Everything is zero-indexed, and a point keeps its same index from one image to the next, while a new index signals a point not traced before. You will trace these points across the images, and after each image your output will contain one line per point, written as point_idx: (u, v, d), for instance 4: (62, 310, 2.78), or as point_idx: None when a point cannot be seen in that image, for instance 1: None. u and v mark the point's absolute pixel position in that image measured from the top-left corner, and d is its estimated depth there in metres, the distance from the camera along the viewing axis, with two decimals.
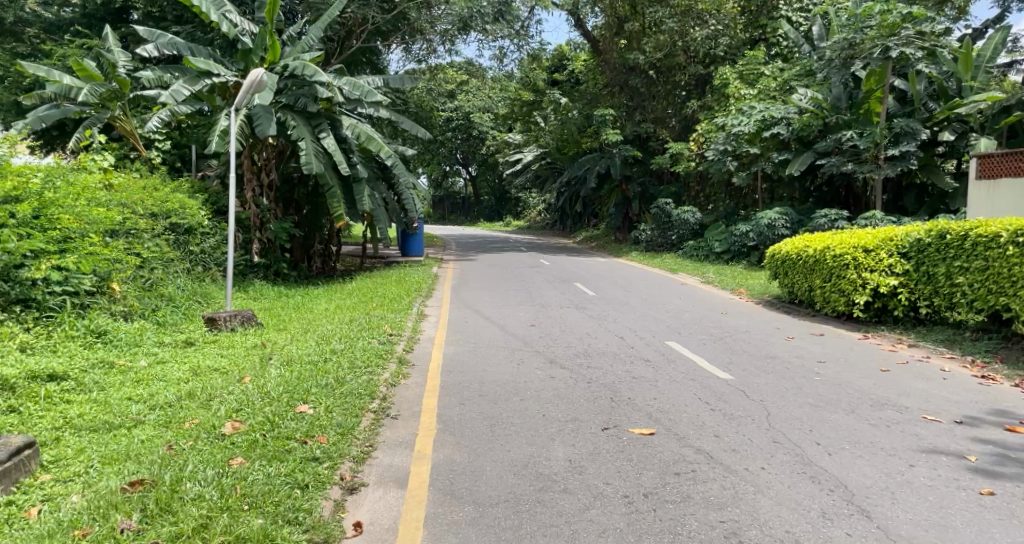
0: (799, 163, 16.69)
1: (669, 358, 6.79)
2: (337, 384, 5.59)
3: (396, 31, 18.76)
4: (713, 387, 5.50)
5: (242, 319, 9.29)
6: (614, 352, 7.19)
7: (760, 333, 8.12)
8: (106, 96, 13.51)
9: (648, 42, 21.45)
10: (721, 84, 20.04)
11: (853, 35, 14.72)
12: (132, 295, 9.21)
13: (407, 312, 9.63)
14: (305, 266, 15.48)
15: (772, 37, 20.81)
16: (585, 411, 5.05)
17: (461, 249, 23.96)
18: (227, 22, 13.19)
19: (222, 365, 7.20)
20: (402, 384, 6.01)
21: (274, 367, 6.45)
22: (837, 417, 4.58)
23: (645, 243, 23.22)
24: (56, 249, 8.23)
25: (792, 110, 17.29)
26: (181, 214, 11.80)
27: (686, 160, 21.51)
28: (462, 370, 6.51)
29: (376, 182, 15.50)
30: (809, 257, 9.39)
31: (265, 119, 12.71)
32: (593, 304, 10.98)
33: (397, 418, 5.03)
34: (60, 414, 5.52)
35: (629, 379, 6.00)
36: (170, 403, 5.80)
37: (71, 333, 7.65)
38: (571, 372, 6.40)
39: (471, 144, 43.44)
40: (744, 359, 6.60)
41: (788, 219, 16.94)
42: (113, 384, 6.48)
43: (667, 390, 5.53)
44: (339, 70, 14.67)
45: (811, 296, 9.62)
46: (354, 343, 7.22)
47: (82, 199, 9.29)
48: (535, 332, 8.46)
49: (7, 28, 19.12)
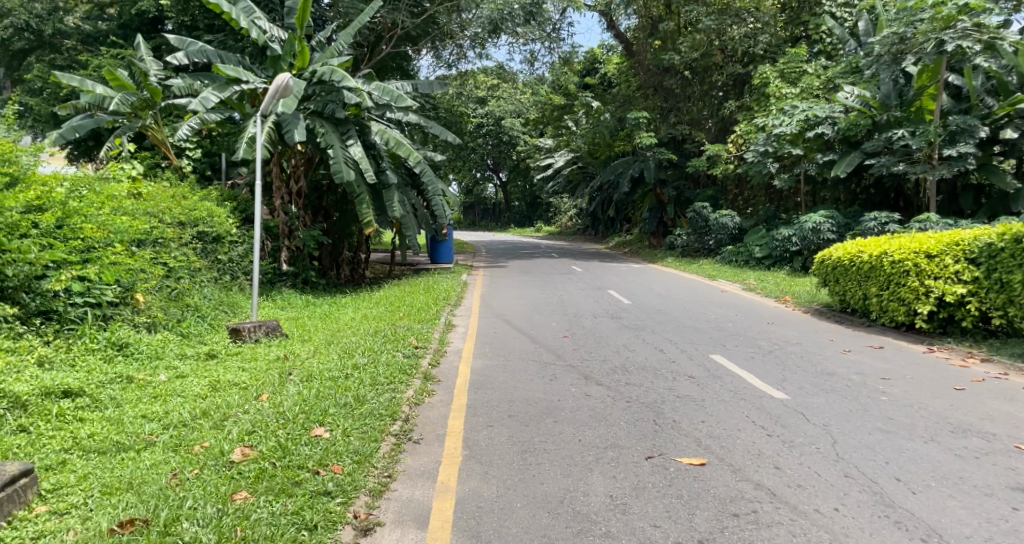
0: (845, 164, 16.18)
1: (715, 374, 6.29)
2: (358, 404, 5.22)
3: (425, 36, 18.54)
4: (768, 409, 5.00)
5: (267, 330, 8.99)
6: (654, 367, 6.70)
7: (812, 346, 7.56)
8: (137, 105, 13.41)
9: (684, 42, 20.84)
10: (760, 83, 19.41)
11: (904, 29, 14.09)
12: (156, 306, 8.94)
13: (435, 323, 9.27)
14: (333, 274, 15.24)
15: (813, 34, 20.13)
16: (625, 436, 4.60)
17: (493, 256, 23.60)
18: (256, 29, 12.96)
19: (243, 379, 6.89)
20: (425, 403, 5.61)
21: (293, 384, 6.09)
22: (915, 446, 4.08)
23: (681, 248, 22.62)
24: (79, 259, 7.96)
25: (838, 108, 16.84)
26: (209, 222, 11.61)
27: (724, 162, 20.86)
28: (490, 387, 6.08)
29: (405, 188, 15.23)
30: (864, 263, 8.81)
31: (293, 125, 12.48)
32: (628, 313, 10.49)
33: (419, 443, 4.63)
34: (71, 435, 5.21)
35: (673, 398, 5.52)
36: (185, 422, 5.48)
37: (91, 347, 7.38)
38: (607, 390, 5.93)
39: (502, 150, 43.14)
40: (800, 377, 6.08)
41: (834, 222, 16.21)
42: (130, 400, 6.18)
43: (715, 412, 5.03)
44: (368, 76, 14.42)
45: (865, 305, 9.03)
46: (378, 358, 6.85)
47: (107, 209, 9.12)
48: (568, 344, 8.01)
49: (45, 40, 19.16)
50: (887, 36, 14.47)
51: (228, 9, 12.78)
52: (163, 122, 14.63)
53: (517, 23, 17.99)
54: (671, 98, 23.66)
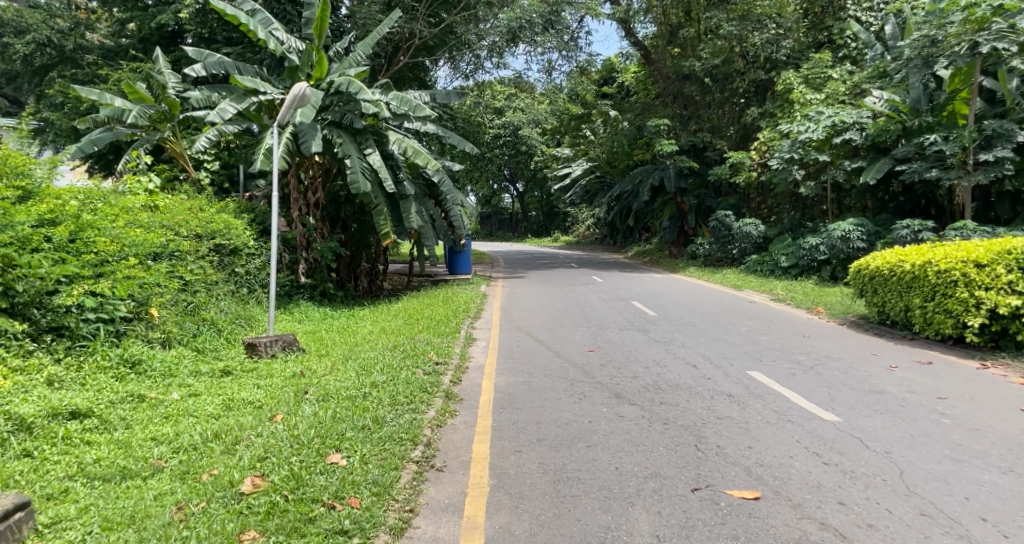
0: (875, 170, 15.70)
1: (756, 393, 5.96)
2: (376, 427, 4.90)
3: (442, 46, 18.36)
4: (820, 434, 4.75)
5: (283, 345, 8.73)
6: (689, 385, 6.36)
7: (856, 362, 7.21)
8: (155, 116, 13.49)
9: (705, 48, 20.56)
10: (784, 89, 19.03)
11: (937, 32, 13.70)
12: (171, 321, 8.68)
13: (455, 336, 8.97)
14: (351, 286, 14.99)
15: (838, 39, 19.60)
16: (666, 464, 4.29)
17: (512, 267, 23.29)
18: (274, 40, 12.80)
19: (258, 398, 6.61)
20: (448, 424, 5.29)
21: (308, 403, 5.79)
22: (994, 479, 3.92)
23: (703, 257, 22.19)
24: (91, 273, 7.69)
25: (865, 113, 16.45)
26: (226, 234, 11.41)
27: (747, 170, 20.42)
28: (516, 407, 5.74)
29: (424, 199, 14.99)
30: (906, 273, 8.58)
31: (310, 136, 12.29)
32: (655, 325, 10.11)
33: (443, 470, 4.32)
34: (76, 460, 4.93)
35: (714, 420, 5.20)
36: (196, 446, 5.19)
37: (102, 365, 7.11)
38: (641, 410, 5.59)
39: (519, 160, 42.88)
40: (848, 397, 5.78)
41: (864, 230, 15.72)
42: (141, 421, 5.93)
43: (763, 437, 4.72)
44: (387, 85, 14.23)
45: (907, 316, 8.75)
46: (398, 375, 6.52)
47: (121, 222, 8.92)
48: (595, 359, 7.65)
49: (67, 55, 19.07)
50: (917, 39, 14.11)
51: (246, 20, 12.65)
52: (181, 134, 14.47)
53: (535, 32, 17.76)
54: (690, 105, 23.32)
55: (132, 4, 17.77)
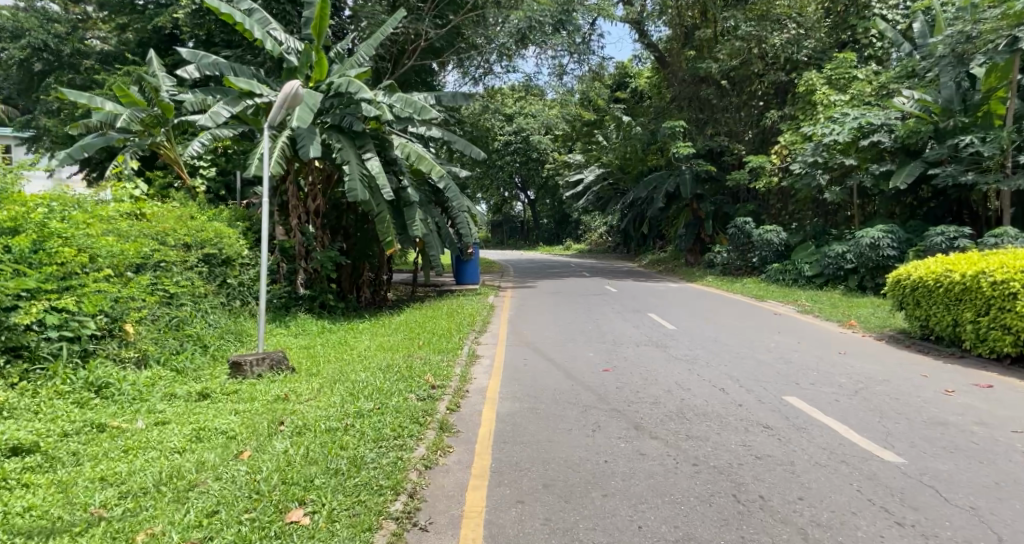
0: (905, 174, 14.84)
1: (799, 426, 5.20)
2: (352, 472, 4.15)
3: (450, 48, 17.67)
4: (883, 480, 4.01)
5: (272, 364, 7.98)
6: (719, 414, 5.58)
7: (906, 387, 6.44)
8: (147, 121, 12.54)
9: (722, 49, 19.71)
10: (805, 91, 18.19)
11: (970, 27, 13.06)
12: (149, 338, 7.99)
13: (456, 354, 8.21)
14: (353, 297, 14.24)
15: (862, 38, 18.74)
16: (702, 522, 3.58)
17: (522, 275, 22.48)
18: (270, 40, 12.16)
19: (233, 426, 5.90)
20: (440, 465, 4.51)
21: (281, 438, 5.04)
22: None
23: (721, 266, 21.35)
24: (54, 285, 6.98)
25: (894, 114, 15.61)
26: (216, 244, 10.69)
27: (768, 175, 19.54)
28: (520, 441, 4.95)
29: (429, 206, 14.30)
30: (954, 284, 7.91)
31: (307, 141, 11.62)
32: (676, 341, 9.27)
33: (427, 531, 3.61)
34: (2, 509, 4.20)
35: (752, 459, 4.45)
36: (146, 490, 4.45)
37: (61, 390, 6.38)
38: (665, 445, 4.84)
39: (530, 167, 42.16)
40: (907, 430, 5.04)
41: (894, 237, 14.83)
42: (94, 456, 5.23)
43: (816, 485, 3.97)
44: (390, 87, 13.58)
45: (956, 331, 8.04)
46: (388, 402, 5.75)
47: (95, 231, 8.26)
48: (611, 381, 6.84)
49: (65, 60, 18.37)
50: (951, 35, 13.48)
51: (241, 19, 11.98)
52: (176, 139, 13.82)
53: (546, 33, 17.10)
54: (707, 108, 22.39)
55: (130, 8, 17.19)
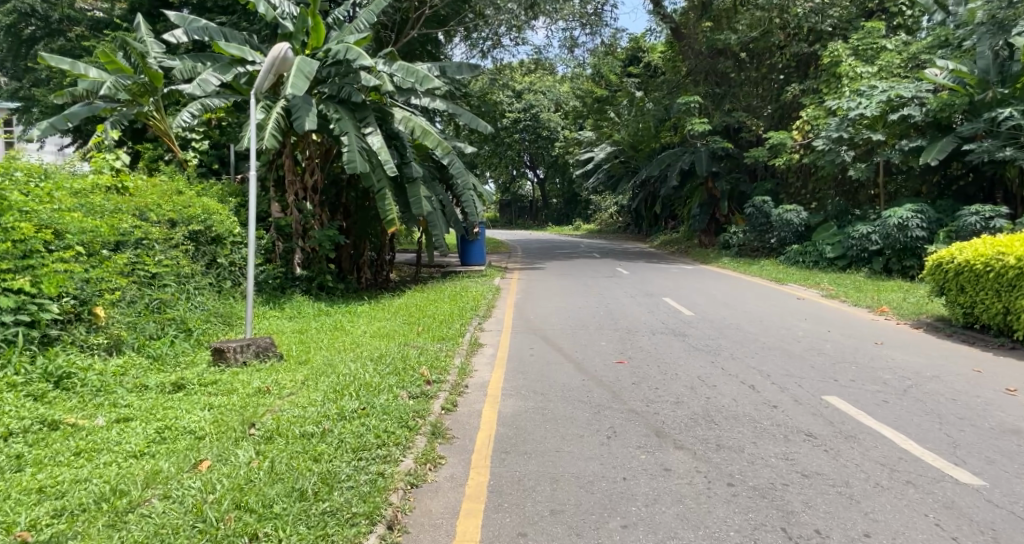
0: (937, 150, 13.94)
1: (848, 434, 4.51)
2: (322, 495, 3.48)
3: (455, 17, 16.75)
4: (968, 513, 3.40)
5: (257, 350, 7.31)
6: (752, 417, 4.88)
7: (964, 386, 5.73)
8: (135, 90, 11.67)
9: (741, 19, 18.66)
10: (830, 63, 17.14)
11: None
12: (122, 323, 7.30)
13: (457, 344, 7.50)
14: (353, 278, 13.55)
15: (891, 7, 17.74)
16: None
17: (530, 257, 21.70)
18: (264, 3, 11.32)
19: (203, 426, 5.21)
20: (428, 483, 3.84)
21: (247, 446, 4.33)
22: None
23: (737, 247, 20.52)
24: (9, 265, 6.29)
25: (925, 86, 14.57)
26: (206, 221, 9.98)
27: (789, 151, 18.62)
28: (523, 452, 4.26)
29: (432, 183, 13.56)
30: (1008, 269, 7.17)
31: (303, 112, 10.83)
32: (694, 329, 8.54)
33: None
34: None
35: (799, 479, 3.78)
36: (85, 508, 3.74)
37: (14, 382, 5.71)
38: (694, 457, 4.14)
39: (540, 145, 41.08)
40: (977, 442, 4.36)
41: (923, 217, 14.00)
42: (37, 460, 4.54)
43: (884, 517, 3.36)
44: (392, 56, 12.76)
45: (1007, 320, 7.30)
46: (374, 402, 5.05)
47: (63, 206, 7.56)
48: (626, 376, 6.14)
49: (53, 26, 17.57)
50: None
51: None
52: (166, 110, 13.07)
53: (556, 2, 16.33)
54: (724, 82, 21.38)
55: None
